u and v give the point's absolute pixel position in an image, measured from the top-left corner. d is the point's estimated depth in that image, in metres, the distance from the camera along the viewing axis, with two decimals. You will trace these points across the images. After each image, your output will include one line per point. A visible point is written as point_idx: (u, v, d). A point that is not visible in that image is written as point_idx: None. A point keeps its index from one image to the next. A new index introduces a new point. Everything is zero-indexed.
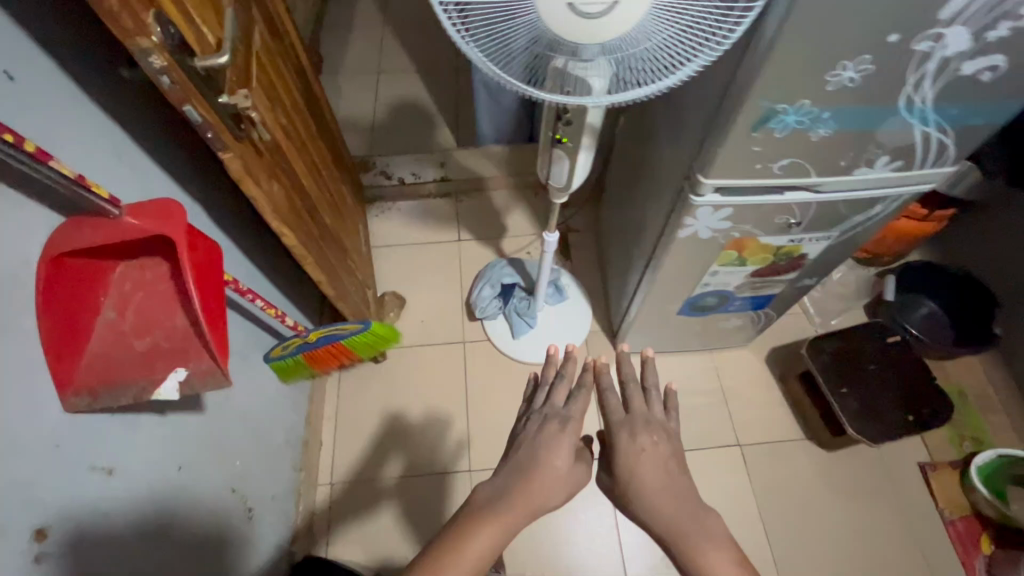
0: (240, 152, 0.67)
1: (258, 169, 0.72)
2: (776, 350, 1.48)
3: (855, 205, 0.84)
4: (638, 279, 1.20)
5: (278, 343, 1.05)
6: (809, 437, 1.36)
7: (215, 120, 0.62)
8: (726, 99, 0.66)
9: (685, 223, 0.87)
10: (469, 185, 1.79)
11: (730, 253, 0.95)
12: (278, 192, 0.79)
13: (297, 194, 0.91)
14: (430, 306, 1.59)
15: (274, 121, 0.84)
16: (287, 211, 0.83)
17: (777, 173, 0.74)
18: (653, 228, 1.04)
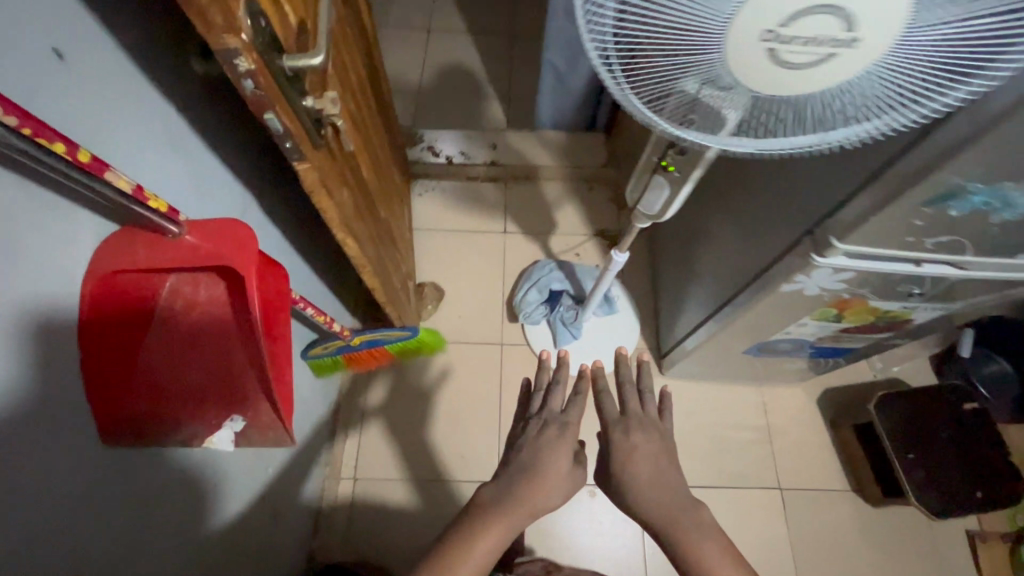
0: (317, 162, 0.58)
1: (332, 178, 0.63)
2: (830, 392, 1.39)
3: (993, 284, 0.74)
4: (710, 314, 1.11)
5: (320, 343, 0.98)
6: (854, 489, 1.30)
7: (297, 129, 0.52)
8: (902, 163, 0.56)
9: (794, 279, 0.77)
10: (520, 171, 1.67)
11: (828, 310, 0.86)
12: (347, 200, 0.70)
13: (361, 194, 0.81)
14: (469, 300, 1.51)
15: (347, 114, 0.73)
16: (354, 218, 0.74)
17: (927, 248, 0.65)
18: (740, 267, 0.94)
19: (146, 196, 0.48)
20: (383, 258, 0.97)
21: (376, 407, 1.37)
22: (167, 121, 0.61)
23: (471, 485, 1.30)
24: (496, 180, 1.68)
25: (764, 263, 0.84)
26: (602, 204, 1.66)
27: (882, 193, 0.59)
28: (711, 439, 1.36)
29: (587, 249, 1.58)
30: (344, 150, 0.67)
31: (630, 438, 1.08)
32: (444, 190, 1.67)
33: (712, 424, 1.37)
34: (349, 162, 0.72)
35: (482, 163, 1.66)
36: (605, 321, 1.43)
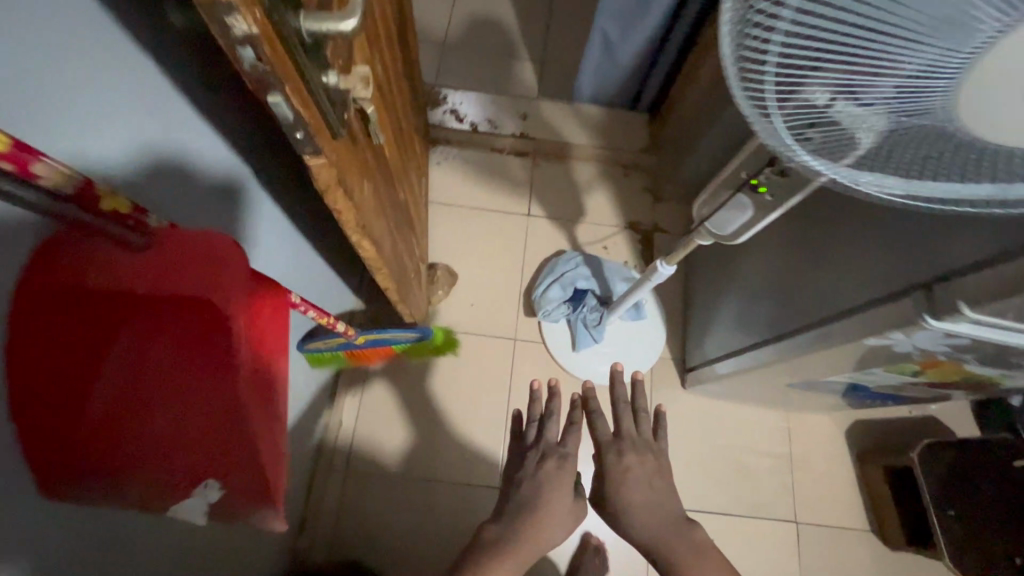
0: (335, 151, 0.44)
1: (352, 172, 0.50)
2: (859, 424, 1.31)
3: None
4: (757, 343, 0.99)
5: (319, 339, 0.86)
6: (875, 531, 1.22)
7: (312, 112, 0.38)
8: None
9: (887, 335, 0.65)
10: (551, 148, 1.51)
11: (911, 366, 0.74)
12: (368, 196, 0.57)
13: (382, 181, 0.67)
14: (483, 288, 1.39)
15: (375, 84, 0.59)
16: (374, 213, 0.60)
17: None
18: (809, 303, 0.81)
19: (96, 194, 0.38)
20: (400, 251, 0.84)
21: (375, 395, 1.28)
22: (149, 83, 0.48)
23: (471, 489, 1.22)
24: (523, 156, 1.52)
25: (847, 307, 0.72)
26: (636, 193, 1.51)
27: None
28: (729, 464, 1.27)
29: (617, 242, 1.45)
30: (370, 133, 0.53)
31: (628, 458, 1.02)
32: (466, 161, 1.51)
33: (731, 447, 1.28)
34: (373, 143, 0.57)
35: (509, 135, 1.49)
36: (630, 326, 1.32)
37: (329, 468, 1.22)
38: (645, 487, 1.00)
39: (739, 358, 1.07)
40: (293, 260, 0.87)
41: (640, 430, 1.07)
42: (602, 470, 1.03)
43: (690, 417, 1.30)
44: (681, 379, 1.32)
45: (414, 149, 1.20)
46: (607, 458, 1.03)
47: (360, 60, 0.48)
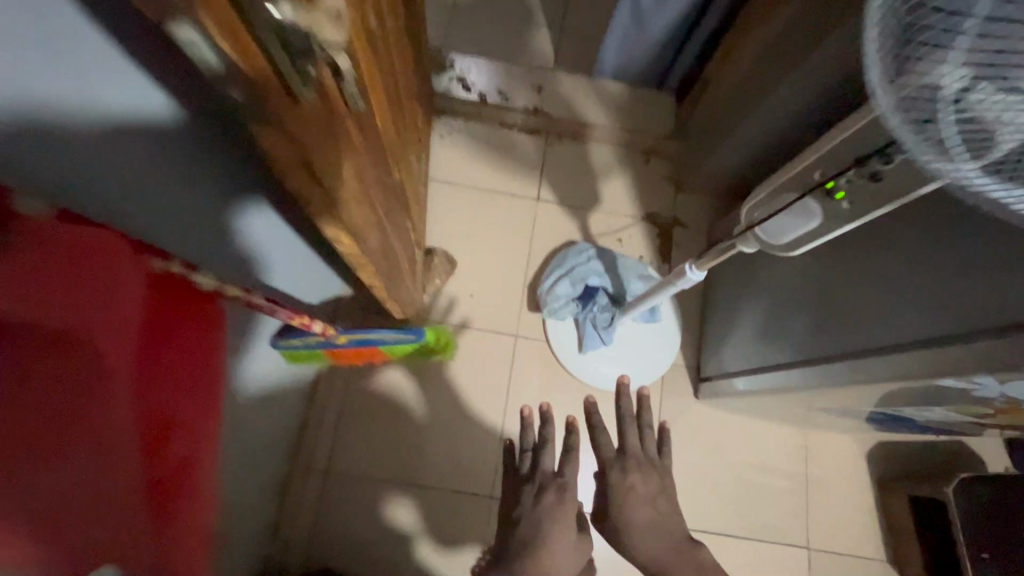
0: (301, 131, 0.36)
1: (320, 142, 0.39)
2: (883, 445, 1.21)
3: None
4: (792, 364, 0.89)
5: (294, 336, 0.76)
6: (891, 559, 1.15)
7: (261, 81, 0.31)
8: None
9: (972, 379, 0.56)
10: (566, 127, 1.37)
11: (981, 409, 0.64)
12: (347, 178, 0.46)
13: (374, 161, 0.56)
14: (484, 278, 1.27)
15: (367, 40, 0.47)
16: (352, 207, 0.51)
17: None
18: (871, 330, 0.71)
19: None
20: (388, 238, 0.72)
21: (363, 388, 1.17)
22: (59, 33, 0.36)
23: (462, 496, 1.14)
24: (536, 133, 1.39)
25: (920, 338, 0.63)
26: (656, 181, 1.38)
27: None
28: (740, 482, 1.19)
29: (633, 234, 1.33)
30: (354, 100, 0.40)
31: (635, 480, 0.92)
32: (472, 136, 1.37)
33: (743, 464, 1.20)
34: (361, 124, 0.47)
35: (522, 110, 1.35)
36: (644, 329, 1.21)
37: (309, 467, 1.12)
38: (648, 509, 0.91)
39: (766, 375, 0.98)
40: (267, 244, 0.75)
41: (648, 447, 0.97)
42: (607, 491, 0.93)
43: (701, 429, 1.21)
44: (694, 388, 1.23)
45: (414, 120, 1.07)
46: (611, 479, 0.93)
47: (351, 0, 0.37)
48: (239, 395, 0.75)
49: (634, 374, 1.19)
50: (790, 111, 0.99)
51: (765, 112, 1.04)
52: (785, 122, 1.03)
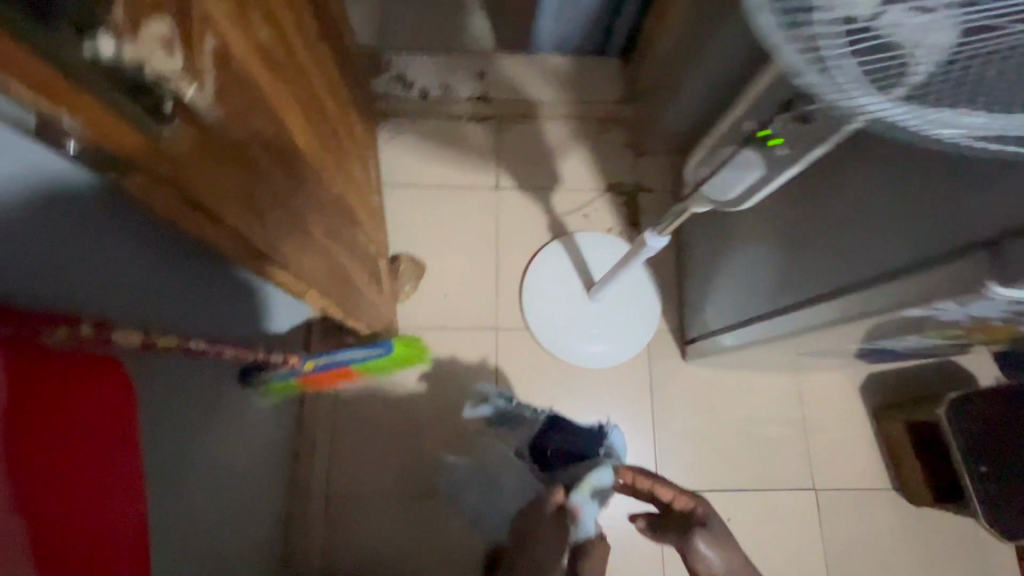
0: (240, 213, 0.45)
1: (210, 213, 0.41)
2: (874, 378, 1.21)
3: None
4: (774, 310, 0.87)
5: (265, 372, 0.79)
6: (896, 487, 1.16)
7: (216, 221, 0.43)
8: None
9: (928, 310, 0.56)
10: (516, 108, 1.34)
11: (955, 332, 0.64)
12: (251, 219, 0.47)
13: (318, 244, 0.66)
14: (455, 278, 1.25)
15: (254, 137, 0.47)
16: (332, 290, 0.74)
17: None
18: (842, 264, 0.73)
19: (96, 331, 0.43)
20: (315, 250, 0.65)
21: (352, 407, 1.16)
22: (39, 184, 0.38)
23: (470, 500, 1.13)
24: (485, 121, 1.35)
25: (882, 270, 0.60)
26: (613, 150, 1.36)
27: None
28: (741, 440, 1.18)
29: (597, 208, 1.31)
30: (222, 172, 0.41)
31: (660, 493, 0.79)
32: (420, 134, 1.33)
33: (738, 419, 1.19)
34: (275, 195, 0.53)
35: (466, 100, 1.32)
36: (620, 302, 1.22)
37: (310, 497, 1.10)
38: None
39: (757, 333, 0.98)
40: (217, 252, 0.66)
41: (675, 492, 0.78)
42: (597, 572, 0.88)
43: (693, 391, 1.21)
44: (681, 352, 1.23)
45: (356, 128, 1.03)
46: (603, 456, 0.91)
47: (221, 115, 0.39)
48: (228, 424, 0.77)
49: (604, 357, 1.20)
50: (736, 60, 0.94)
51: (711, 61, 0.99)
52: (732, 69, 0.99)
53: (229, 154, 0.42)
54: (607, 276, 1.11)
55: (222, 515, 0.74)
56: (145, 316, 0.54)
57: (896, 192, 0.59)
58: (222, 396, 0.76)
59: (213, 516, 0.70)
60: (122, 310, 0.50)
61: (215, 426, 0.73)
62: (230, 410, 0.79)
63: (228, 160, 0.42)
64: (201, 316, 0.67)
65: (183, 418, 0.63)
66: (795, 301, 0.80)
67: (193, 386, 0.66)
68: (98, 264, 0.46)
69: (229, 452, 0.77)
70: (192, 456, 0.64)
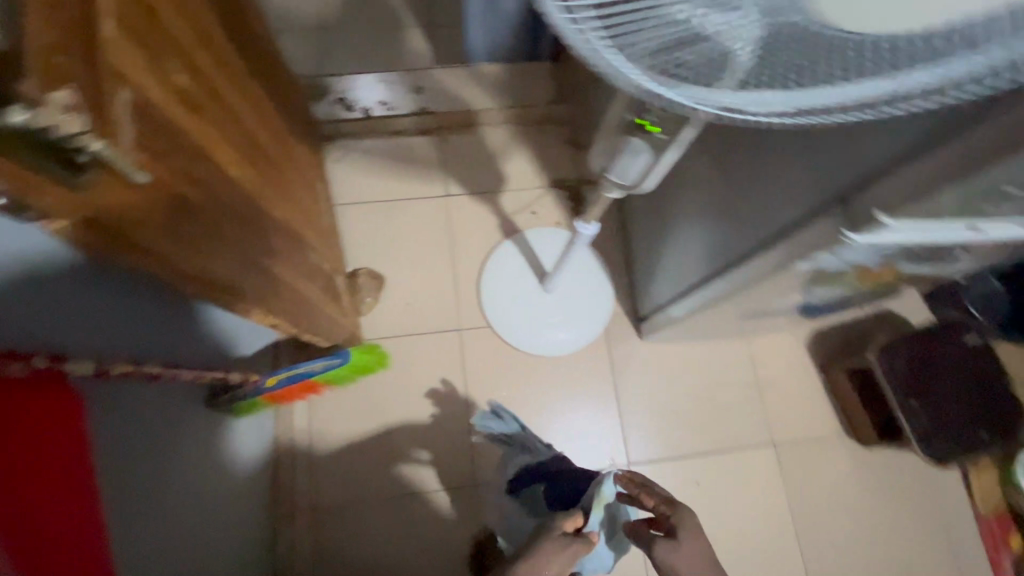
0: (156, 239, 0.51)
1: (124, 238, 0.47)
2: (818, 333, 1.29)
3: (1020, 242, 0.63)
4: (704, 278, 0.94)
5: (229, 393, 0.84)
6: (847, 433, 1.24)
7: (132, 244, 0.48)
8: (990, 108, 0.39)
9: (814, 258, 0.62)
10: (456, 119, 1.40)
11: (848, 280, 0.72)
12: (171, 244, 0.53)
13: (255, 262, 0.72)
14: (415, 286, 1.30)
15: (183, 173, 0.52)
16: (271, 302, 0.80)
17: (962, 228, 0.52)
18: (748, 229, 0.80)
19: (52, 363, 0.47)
20: (247, 269, 0.70)
21: (327, 421, 1.20)
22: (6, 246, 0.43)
23: (450, 495, 1.18)
24: (428, 133, 1.41)
25: (775, 230, 0.67)
26: (554, 147, 1.42)
27: (996, 141, 0.40)
28: (700, 407, 1.25)
29: (544, 205, 1.37)
30: (143, 205, 0.46)
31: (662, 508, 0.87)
32: (366, 152, 1.38)
33: (696, 388, 1.26)
34: (204, 222, 0.58)
35: (408, 114, 1.37)
36: (573, 291, 1.28)
37: (295, 511, 1.14)
38: None
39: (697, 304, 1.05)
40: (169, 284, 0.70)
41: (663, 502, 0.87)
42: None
43: (651, 366, 1.27)
44: (636, 330, 1.29)
45: (298, 153, 1.07)
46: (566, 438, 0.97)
47: (143, 160, 0.43)
48: (199, 447, 0.82)
49: (564, 344, 1.26)
50: None
51: None
52: None
53: (154, 191, 0.47)
54: (556, 268, 1.17)
55: (202, 534, 0.77)
56: (104, 345, 0.59)
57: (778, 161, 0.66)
58: (190, 422, 0.80)
59: (192, 535, 0.74)
60: (82, 345, 0.55)
61: (186, 450, 0.77)
62: (200, 434, 0.82)
63: (151, 196, 0.47)
64: (160, 345, 0.71)
65: (149, 443, 0.67)
66: (718, 268, 0.87)
67: (156, 412, 0.70)
68: (61, 308, 0.51)
69: (203, 474, 0.81)
70: (164, 477, 0.69)
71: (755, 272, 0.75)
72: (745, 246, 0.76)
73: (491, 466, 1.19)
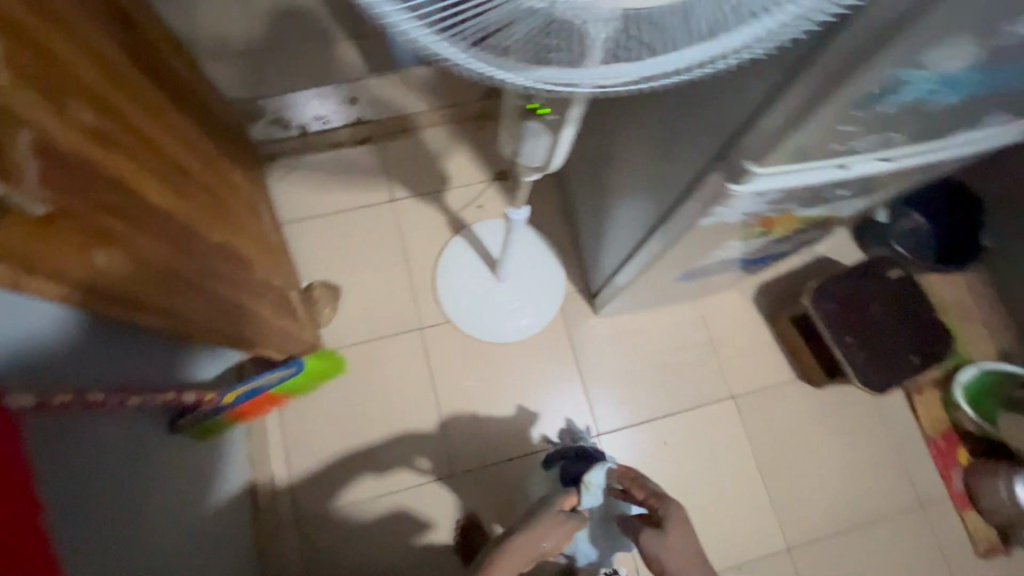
0: (78, 269, 0.53)
1: (44, 271, 0.49)
2: (763, 287, 1.35)
3: (899, 176, 0.68)
4: (638, 247, 0.99)
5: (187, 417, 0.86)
6: (800, 377, 1.31)
7: (56, 276, 0.51)
8: (812, 57, 0.44)
9: (714, 212, 0.66)
10: (393, 125, 1.42)
11: (756, 230, 0.77)
12: (96, 272, 0.56)
13: (196, 283, 0.75)
14: (373, 292, 1.32)
15: (95, 203, 0.54)
16: (218, 321, 0.82)
17: (833, 165, 0.57)
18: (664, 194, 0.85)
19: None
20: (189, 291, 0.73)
21: (301, 433, 1.22)
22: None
23: (431, 488, 1.22)
24: (367, 141, 1.43)
25: (679, 191, 0.72)
26: (493, 141, 1.46)
27: (819, 84, 0.45)
28: (660, 371, 1.31)
29: (489, 198, 1.41)
30: (54, 237, 0.49)
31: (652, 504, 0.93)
32: (308, 167, 1.40)
33: (655, 354, 1.32)
34: (128, 249, 0.60)
35: (344, 126, 1.39)
36: (526, 278, 1.32)
37: (280, 524, 1.16)
38: None
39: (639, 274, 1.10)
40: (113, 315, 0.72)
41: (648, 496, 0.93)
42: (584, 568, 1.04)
43: (610, 339, 1.32)
44: (591, 307, 1.34)
45: (236, 175, 1.09)
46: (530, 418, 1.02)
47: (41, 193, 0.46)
48: (167, 472, 0.84)
49: (525, 329, 1.30)
50: None
51: None
52: None
53: (62, 222, 0.49)
54: (504, 257, 1.21)
55: (180, 555, 0.80)
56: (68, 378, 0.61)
57: (674, 126, 0.70)
58: (154, 449, 0.82)
59: (170, 556, 0.77)
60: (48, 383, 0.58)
61: (152, 476, 0.79)
62: (165, 460, 0.84)
63: (61, 228, 0.49)
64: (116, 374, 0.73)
65: (111, 470, 0.69)
66: (645, 234, 0.92)
67: (115, 438, 0.72)
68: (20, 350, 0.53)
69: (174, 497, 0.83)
70: (129, 502, 0.71)
71: (672, 232, 0.80)
72: (660, 210, 0.81)
73: (467, 454, 1.23)
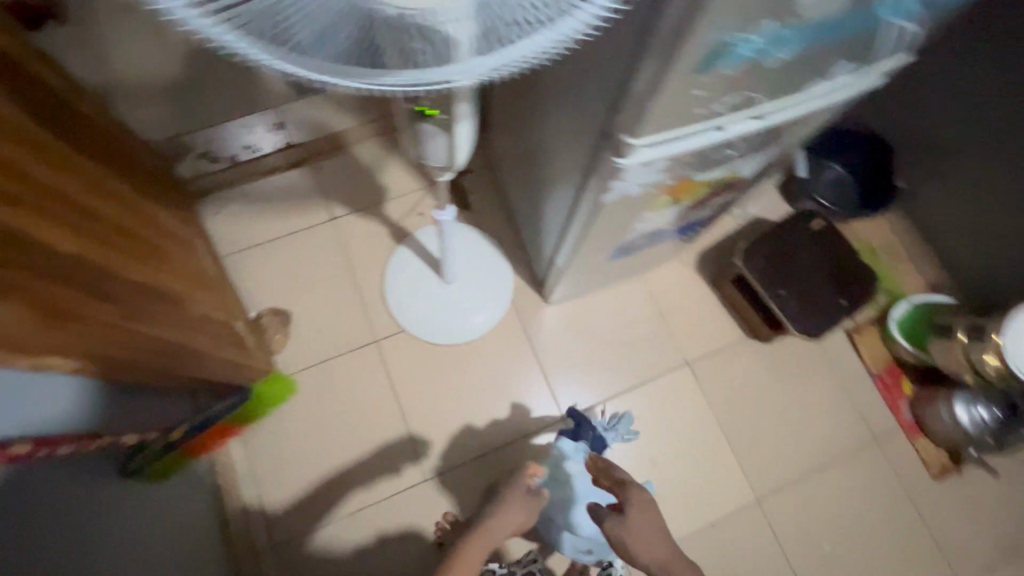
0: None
1: None
2: (703, 254, 1.40)
3: (779, 130, 0.72)
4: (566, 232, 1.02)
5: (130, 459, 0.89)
6: (748, 335, 1.36)
7: None
8: (650, 31, 0.47)
9: (612, 185, 0.69)
10: (324, 144, 1.43)
11: (663, 200, 0.80)
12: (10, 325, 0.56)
13: (128, 325, 0.75)
14: (324, 312, 1.33)
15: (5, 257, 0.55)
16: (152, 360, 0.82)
17: (705, 127, 0.61)
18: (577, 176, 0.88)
19: None
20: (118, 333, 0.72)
21: (268, 462, 1.22)
22: None
23: (405, 496, 1.23)
24: (300, 164, 1.43)
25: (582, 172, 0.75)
26: None
27: (659, 53, 0.48)
28: (615, 350, 1.34)
29: (428, 204, 1.43)
30: None
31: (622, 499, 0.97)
32: (243, 197, 1.39)
33: (608, 333, 1.35)
34: (49, 301, 0.61)
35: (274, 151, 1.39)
36: (472, 277, 1.34)
37: (258, 553, 1.16)
38: None
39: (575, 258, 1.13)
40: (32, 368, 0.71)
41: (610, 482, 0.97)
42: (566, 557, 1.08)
43: (563, 325, 1.35)
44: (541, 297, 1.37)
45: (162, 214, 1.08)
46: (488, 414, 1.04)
47: None
48: (122, 519, 0.83)
49: (479, 328, 1.32)
50: None
51: None
52: None
53: None
54: (446, 260, 1.23)
55: None
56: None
57: (568, 110, 0.73)
58: (102, 499, 0.81)
59: None
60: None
61: (106, 525, 0.79)
62: (118, 508, 0.84)
63: None
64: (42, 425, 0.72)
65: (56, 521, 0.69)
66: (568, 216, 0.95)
67: (53, 492, 0.72)
68: None
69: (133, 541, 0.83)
70: (81, 552, 0.70)
71: (586, 211, 0.83)
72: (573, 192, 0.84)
73: (437, 458, 1.25)
